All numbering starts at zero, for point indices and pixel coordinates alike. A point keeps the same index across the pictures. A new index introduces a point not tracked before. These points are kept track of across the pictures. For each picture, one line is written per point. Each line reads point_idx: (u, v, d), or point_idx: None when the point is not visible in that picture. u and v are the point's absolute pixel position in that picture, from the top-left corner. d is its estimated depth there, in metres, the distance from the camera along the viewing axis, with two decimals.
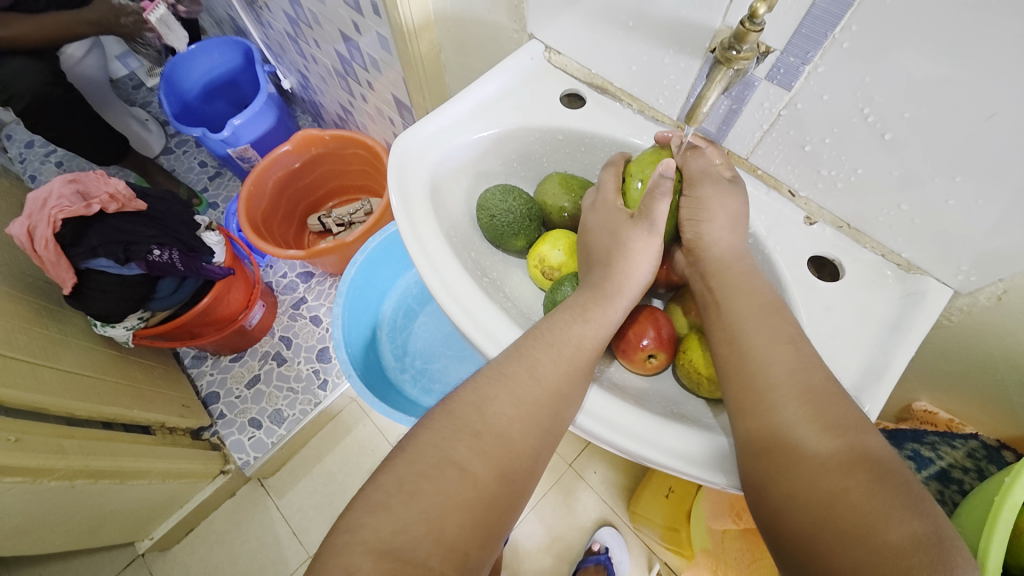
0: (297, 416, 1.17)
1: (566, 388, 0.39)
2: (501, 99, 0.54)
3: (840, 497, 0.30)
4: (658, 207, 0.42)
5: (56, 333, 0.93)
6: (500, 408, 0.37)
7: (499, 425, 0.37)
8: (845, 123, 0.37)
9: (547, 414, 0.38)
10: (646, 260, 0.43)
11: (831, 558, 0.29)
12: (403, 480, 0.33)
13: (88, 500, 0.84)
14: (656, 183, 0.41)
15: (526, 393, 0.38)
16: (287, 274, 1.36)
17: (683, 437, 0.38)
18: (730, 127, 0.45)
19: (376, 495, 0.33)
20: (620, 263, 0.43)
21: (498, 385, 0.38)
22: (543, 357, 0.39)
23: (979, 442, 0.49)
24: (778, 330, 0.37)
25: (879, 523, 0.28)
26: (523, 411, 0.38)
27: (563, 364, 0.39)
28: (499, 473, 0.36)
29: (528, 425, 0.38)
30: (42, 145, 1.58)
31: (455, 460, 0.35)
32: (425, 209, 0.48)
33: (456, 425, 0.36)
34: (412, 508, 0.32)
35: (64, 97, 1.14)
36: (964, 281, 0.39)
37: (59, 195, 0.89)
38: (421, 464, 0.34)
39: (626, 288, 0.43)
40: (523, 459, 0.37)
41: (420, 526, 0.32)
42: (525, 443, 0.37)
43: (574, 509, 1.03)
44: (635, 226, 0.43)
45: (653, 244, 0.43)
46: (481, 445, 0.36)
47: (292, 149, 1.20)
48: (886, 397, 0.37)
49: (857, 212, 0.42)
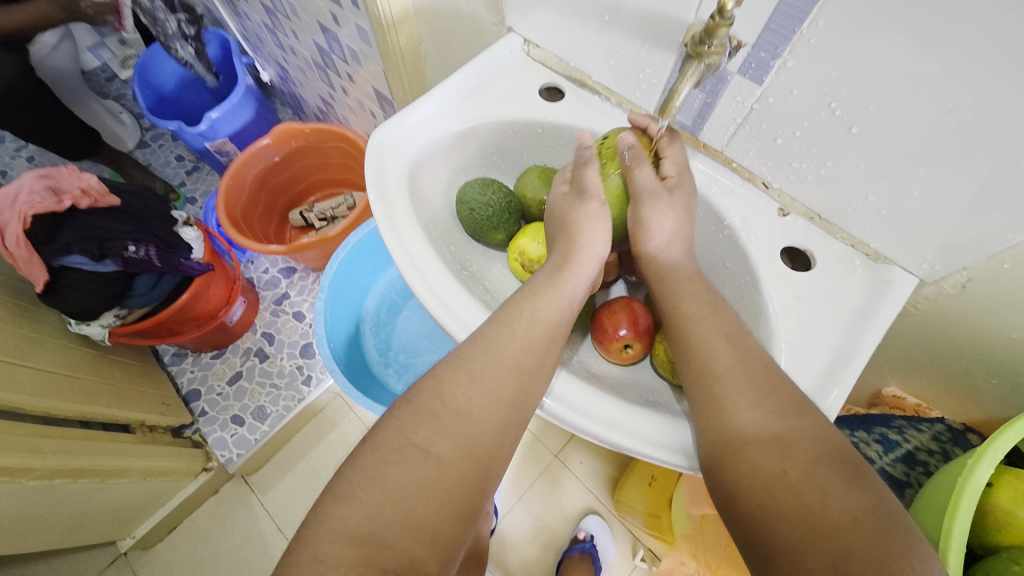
0: (281, 413, 1.16)
1: (528, 363, 0.39)
2: (480, 92, 0.54)
3: (785, 478, 0.31)
4: (588, 175, 0.46)
5: (29, 331, 0.91)
6: (458, 389, 0.38)
7: (459, 406, 0.37)
8: (814, 117, 0.38)
9: (511, 398, 0.38)
10: (594, 230, 0.45)
11: (778, 537, 0.30)
12: (370, 468, 0.34)
13: (68, 500, 0.83)
14: (579, 154, 0.47)
15: (496, 382, 0.38)
16: (268, 269, 1.35)
17: (646, 421, 0.39)
18: (705, 120, 0.45)
19: (347, 486, 0.33)
20: (570, 235, 0.45)
21: (455, 367, 0.39)
22: (499, 337, 0.40)
23: (945, 425, 0.50)
24: (720, 319, 0.40)
25: (822, 501, 0.29)
26: (494, 400, 0.38)
27: (520, 342, 0.40)
28: (471, 460, 0.36)
29: (491, 403, 0.38)
30: (11, 138, 1.53)
31: (423, 447, 0.35)
32: (404, 201, 0.48)
33: (416, 410, 0.37)
34: (378, 494, 0.32)
35: (32, 90, 1.11)
36: (929, 270, 0.41)
37: (30, 190, 0.86)
38: (383, 450, 0.34)
39: (580, 261, 0.44)
40: (488, 435, 0.37)
41: (389, 512, 0.32)
42: (490, 421, 0.38)
43: (560, 499, 1.05)
44: (573, 200, 0.47)
45: (596, 211, 0.45)
46: (441, 425, 0.36)
47: (272, 143, 1.18)
48: (852, 383, 0.38)
49: (827, 203, 0.43)
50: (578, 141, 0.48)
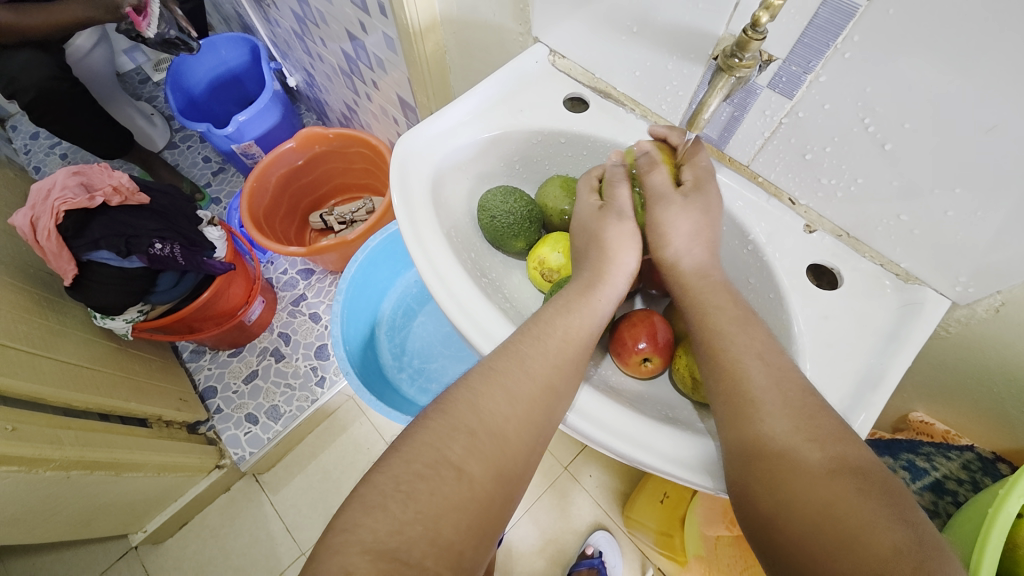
0: (294, 413, 1.18)
1: (558, 382, 0.39)
2: (505, 100, 0.54)
3: (829, 505, 0.30)
4: (619, 191, 0.46)
5: (55, 324, 0.93)
6: (494, 406, 0.37)
7: (494, 425, 0.37)
8: (845, 133, 0.37)
9: (541, 412, 0.38)
10: (626, 246, 0.44)
11: (821, 567, 0.29)
12: (399, 481, 0.34)
13: (82, 492, 0.84)
14: (611, 171, 0.47)
15: (524, 394, 0.38)
16: (287, 271, 1.37)
17: (676, 442, 0.39)
18: (731, 134, 0.45)
19: (373, 496, 0.33)
20: (602, 250, 0.44)
21: (492, 383, 0.38)
22: (532, 352, 0.40)
23: (975, 454, 0.49)
24: (773, 335, 0.38)
25: (868, 531, 0.29)
26: (522, 414, 0.38)
27: (553, 360, 0.40)
28: (495, 474, 0.36)
29: (524, 424, 0.38)
30: (47, 136, 1.59)
31: (451, 460, 0.35)
32: (427, 209, 0.48)
33: (450, 425, 0.36)
34: (408, 509, 0.32)
35: (70, 92, 1.15)
36: (962, 292, 0.39)
37: (63, 186, 0.90)
38: (416, 463, 0.34)
39: (609, 276, 0.44)
40: (518, 458, 0.37)
41: (416, 527, 0.32)
42: (520, 443, 0.37)
43: (569, 513, 1.03)
44: (607, 215, 0.46)
45: (629, 228, 0.45)
46: (477, 444, 0.36)
47: (295, 146, 1.21)
48: (882, 406, 0.37)
49: (857, 221, 0.42)
50: (612, 159, 0.48)
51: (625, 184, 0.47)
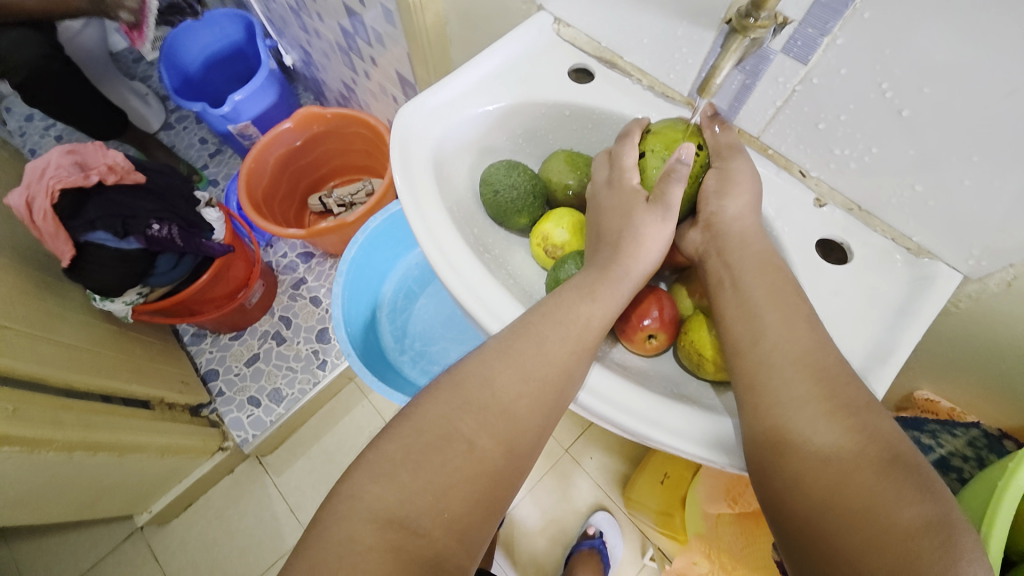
0: (296, 395, 1.18)
1: (575, 369, 0.38)
2: (509, 71, 0.53)
3: (848, 480, 0.30)
4: (673, 191, 0.41)
5: (55, 307, 0.93)
6: (507, 382, 0.37)
7: (507, 401, 0.36)
8: (861, 100, 0.36)
9: (553, 393, 0.37)
10: (658, 244, 0.41)
11: (836, 540, 0.30)
12: (408, 452, 0.34)
13: (87, 472, 0.85)
14: (673, 167, 0.41)
15: (536, 373, 0.37)
16: (287, 254, 1.36)
17: (689, 420, 0.38)
18: (742, 104, 0.43)
19: (382, 465, 0.33)
20: (633, 242, 0.41)
21: (504, 359, 0.37)
22: (550, 334, 0.38)
23: (981, 431, 0.48)
24: (792, 309, 0.37)
25: (889, 508, 0.29)
26: (535, 391, 0.37)
27: (571, 345, 0.38)
28: (507, 449, 0.36)
29: (536, 402, 0.37)
30: (41, 118, 1.56)
31: (463, 434, 0.35)
32: (428, 182, 0.47)
33: (462, 399, 0.36)
34: (418, 479, 0.33)
35: (62, 71, 1.13)
36: (974, 266, 0.38)
37: (57, 165, 0.89)
38: (427, 436, 0.34)
39: (635, 271, 0.41)
40: (529, 437, 0.37)
41: (426, 497, 0.32)
42: (532, 422, 0.37)
43: (570, 494, 1.04)
44: (651, 210, 0.41)
45: (667, 229, 0.41)
46: (487, 419, 0.36)
47: (294, 126, 1.19)
48: (891, 380, 0.36)
49: (869, 194, 0.41)
50: (683, 155, 0.40)
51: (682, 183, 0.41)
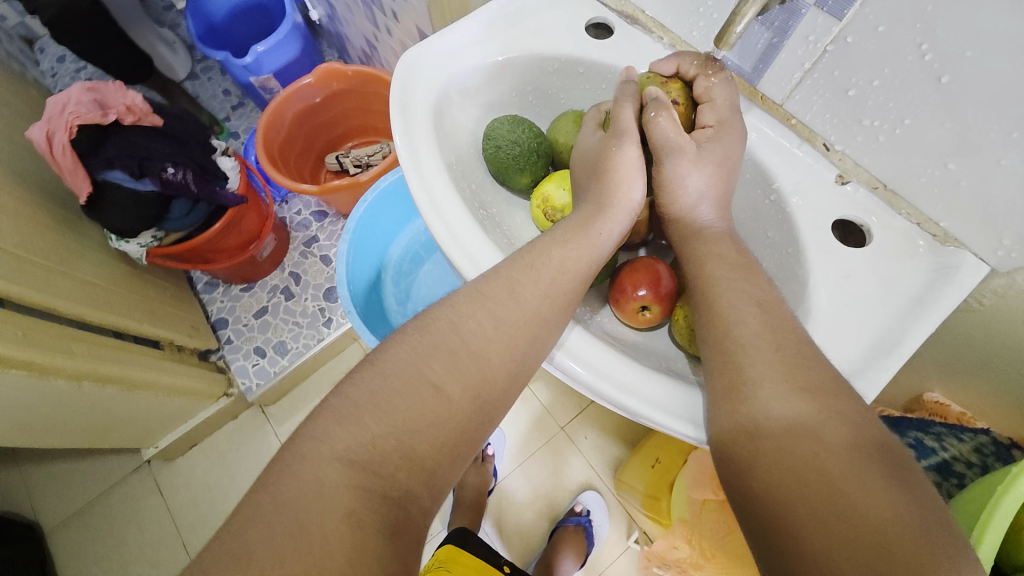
0: (300, 350, 1.20)
1: (549, 316, 0.37)
2: (522, 20, 0.50)
3: (818, 462, 0.28)
4: (625, 113, 0.41)
5: (72, 242, 0.95)
6: (475, 327, 0.36)
7: (477, 345, 0.35)
8: (898, 63, 0.33)
9: (525, 340, 0.36)
10: (631, 174, 0.41)
11: (801, 527, 0.27)
12: (375, 394, 0.32)
13: (96, 403, 0.88)
14: (620, 90, 0.42)
15: (511, 321, 0.36)
16: (301, 212, 1.36)
17: (665, 391, 0.37)
18: (767, 66, 0.40)
19: (346, 407, 0.32)
20: (603, 180, 0.41)
21: (475, 305, 0.36)
22: (523, 279, 0.37)
23: (989, 437, 0.45)
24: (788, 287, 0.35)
25: (859, 496, 0.27)
26: (507, 338, 0.36)
27: (544, 289, 0.37)
28: (474, 394, 0.35)
29: (508, 347, 0.36)
30: (72, 60, 1.58)
31: (431, 378, 0.34)
32: (426, 128, 0.45)
33: (431, 342, 0.35)
34: (383, 422, 0.32)
35: (90, 10, 1.13)
36: (1003, 258, 0.35)
37: (77, 100, 0.89)
38: (393, 378, 0.33)
39: (613, 202, 0.41)
40: (498, 385, 0.36)
41: (390, 441, 0.31)
42: (501, 369, 0.36)
43: (562, 471, 1.04)
44: (608, 142, 0.42)
45: (632, 155, 0.41)
46: (458, 365, 0.35)
47: (314, 82, 1.18)
48: (893, 372, 0.34)
49: (896, 172, 0.38)
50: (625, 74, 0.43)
51: (633, 106, 0.41)
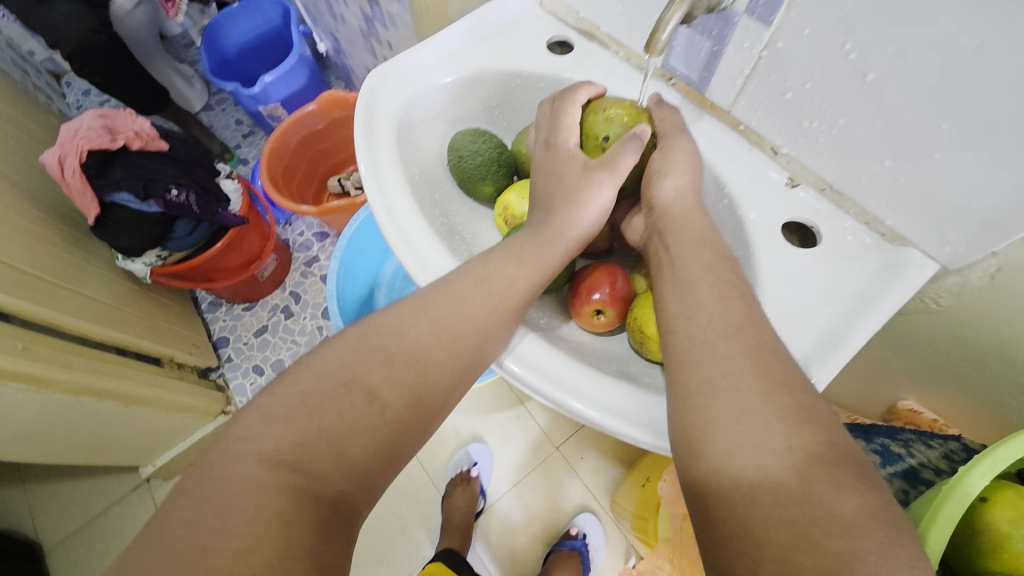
0: (297, 368, 1.23)
1: (492, 328, 0.40)
2: (486, 41, 0.52)
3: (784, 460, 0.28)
4: (626, 159, 0.41)
5: (80, 260, 0.99)
6: (417, 335, 0.38)
7: (416, 354, 0.38)
8: (826, 64, 0.33)
9: (467, 350, 0.39)
10: (600, 202, 0.42)
11: (768, 528, 0.26)
12: (306, 396, 0.35)
13: (93, 416, 0.90)
14: (631, 137, 0.41)
15: (451, 328, 0.39)
16: (303, 233, 1.40)
17: (615, 393, 0.38)
18: (712, 73, 0.41)
19: (275, 409, 0.34)
20: (568, 198, 0.42)
21: (418, 313, 0.39)
22: (470, 292, 0.40)
23: (959, 444, 0.42)
24: (728, 287, 0.35)
25: (827, 494, 0.26)
26: (446, 347, 0.38)
27: (490, 305, 0.40)
28: (410, 400, 0.37)
29: (449, 357, 0.38)
30: (97, 94, 1.68)
31: (364, 383, 0.36)
32: (388, 139, 0.47)
33: (370, 350, 0.37)
34: (312, 424, 0.33)
35: (109, 44, 1.22)
36: (951, 254, 0.35)
37: (88, 127, 0.94)
38: (329, 382, 0.35)
39: (568, 232, 0.42)
40: (437, 391, 0.38)
41: (320, 442, 0.33)
42: (442, 377, 0.38)
43: (556, 493, 1.02)
44: (594, 173, 0.41)
45: (608, 195, 0.41)
46: (393, 370, 0.37)
47: (316, 110, 1.24)
48: (837, 369, 0.33)
49: (841, 173, 0.38)
50: (640, 131, 0.41)
51: (636, 155, 0.41)
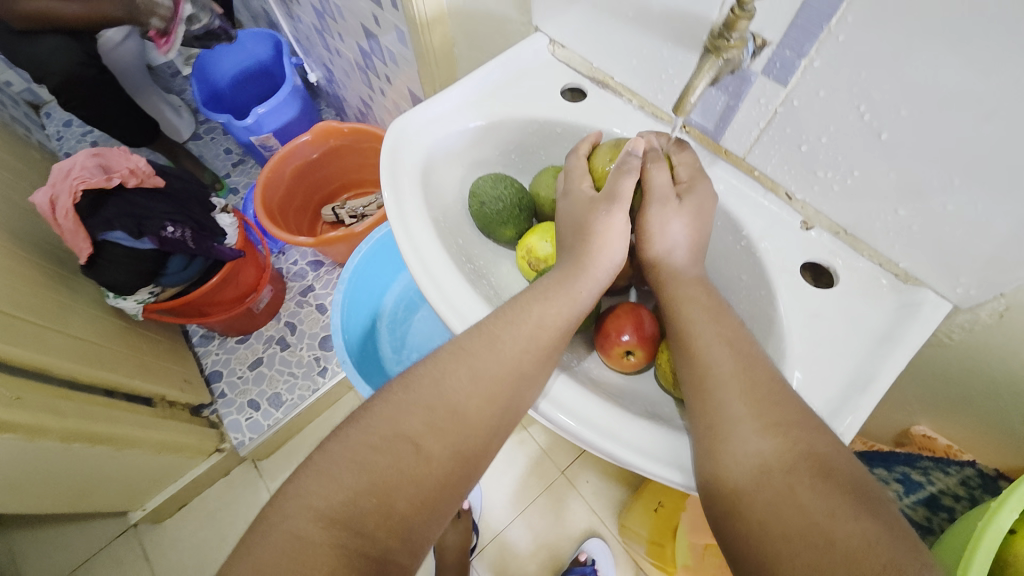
0: (294, 402, 1.19)
1: (528, 368, 0.39)
2: (502, 89, 0.54)
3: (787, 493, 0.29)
4: (624, 183, 0.42)
5: (66, 299, 0.96)
6: (456, 383, 0.39)
7: (456, 403, 0.38)
8: (841, 122, 0.36)
9: (504, 393, 0.39)
10: (617, 237, 0.43)
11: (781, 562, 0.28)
12: (353, 452, 0.35)
13: (84, 464, 0.86)
14: (623, 159, 0.43)
15: (487, 373, 0.39)
16: (297, 262, 1.39)
17: (648, 434, 0.38)
18: (727, 124, 0.43)
19: (326, 463, 0.35)
20: (587, 237, 0.42)
21: (456, 359, 0.39)
22: (503, 334, 0.40)
23: (976, 470, 0.46)
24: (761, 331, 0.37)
25: (825, 523, 0.28)
26: (484, 393, 0.39)
27: (523, 345, 0.40)
28: (453, 451, 0.37)
29: (486, 403, 0.39)
30: (79, 124, 1.65)
31: (409, 435, 0.36)
32: (414, 187, 0.48)
33: (412, 400, 0.38)
34: (362, 479, 0.34)
35: (97, 78, 1.19)
36: (964, 295, 0.37)
37: (82, 167, 0.92)
38: (374, 436, 0.36)
39: (593, 268, 0.42)
40: (477, 437, 0.38)
41: (370, 498, 0.34)
42: (481, 423, 0.38)
43: (563, 518, 1.01)
44: (598, 205, 0.43)
45: (620, 221, 0.42)
46: (435, 420, 0.37)
47: (311, 140, 1.24)
48: (869, 410, 0.35)
49: (854, 218, 0.40)
50: (630, 147, 0.43)
51: (633, 176, 0.43)
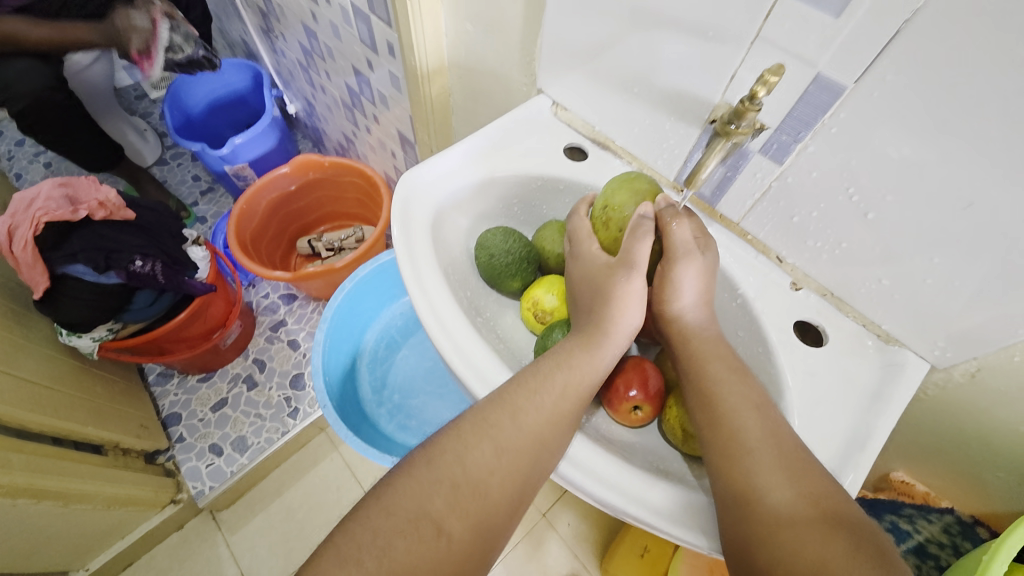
0: (261, 445, 1.12)
1: (549, 438, 0.39)
2: (507, 145, 0.56)
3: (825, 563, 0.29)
4: (639, 247, 0.43)
5: (19, 338, 0.88)
6: (479, 457, 0.38)
7: (479, 478, 0.37)
8: (831, 200, 0.40)
9: (527, 464, 0.38)
10: (634, 307, 0.43)
11: None
12: (377, 535, 0.34)
13: (26, 522, 0.78)
14: (637, 223, 0.43)
15: (511, 446, 0.38)
16: (269, 295, 1.34)
17: (669, 496, 0.38)
18: (724, 192, 0.47)
19: (350, 549, 0.33)
20: (606, 306, 0.43)
21: (479, 432, 0.38)
22: (526, 405, 0.39)
23: (954, 517, 0.51)
24: (753, 392, 0.39)
25: None
26: (507, 467, 0.38)
27: (547, 415, 0.39)
28: (475, 530, 0.36)
29: (509, 477, 0.38)
30: (32, 145, 1.56)
31: (432, 515, 0.35)
32: (424, 238, 0.49)
33: (436, 477, 0.36)
34: (384, 566, 0.33)
35: (66, 102, 1.15)
36: (940, 356, 0.41)
37: (47, 197, 0.87)
38: (398, 518, 0.35)
39: (614, 332, 0.42)
40: (499, 514, 0.37)
41: None
42: (503, 499, 0.37)
43: (544, 565, 0.99)
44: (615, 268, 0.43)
45: (638, 286, 0.42)
46: (458, 499, 0.36)
47: (289, 171, 1.22)
48: (869, 467, 0.37)
49: (840, 282, 0.44)
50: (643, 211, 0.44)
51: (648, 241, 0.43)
